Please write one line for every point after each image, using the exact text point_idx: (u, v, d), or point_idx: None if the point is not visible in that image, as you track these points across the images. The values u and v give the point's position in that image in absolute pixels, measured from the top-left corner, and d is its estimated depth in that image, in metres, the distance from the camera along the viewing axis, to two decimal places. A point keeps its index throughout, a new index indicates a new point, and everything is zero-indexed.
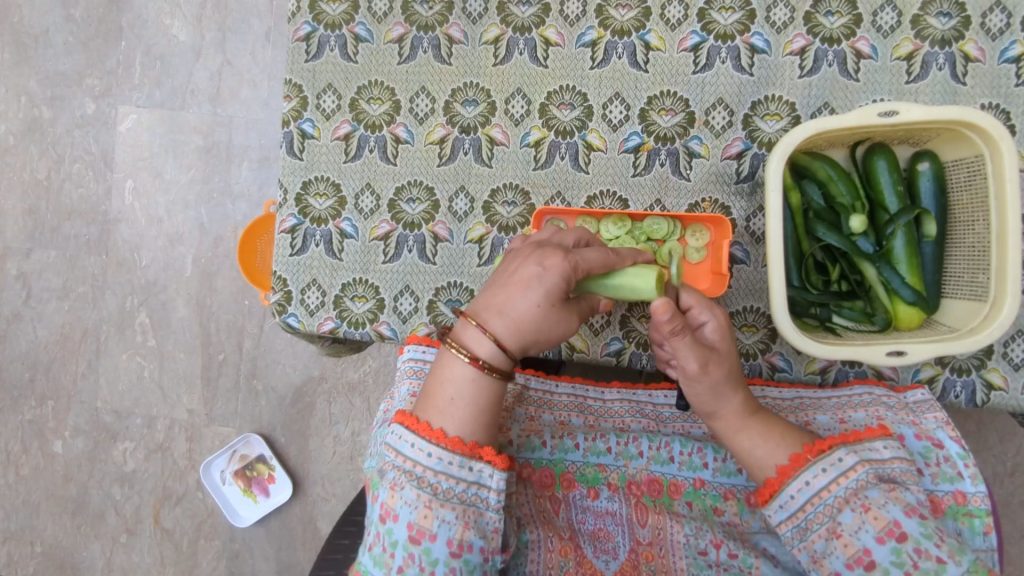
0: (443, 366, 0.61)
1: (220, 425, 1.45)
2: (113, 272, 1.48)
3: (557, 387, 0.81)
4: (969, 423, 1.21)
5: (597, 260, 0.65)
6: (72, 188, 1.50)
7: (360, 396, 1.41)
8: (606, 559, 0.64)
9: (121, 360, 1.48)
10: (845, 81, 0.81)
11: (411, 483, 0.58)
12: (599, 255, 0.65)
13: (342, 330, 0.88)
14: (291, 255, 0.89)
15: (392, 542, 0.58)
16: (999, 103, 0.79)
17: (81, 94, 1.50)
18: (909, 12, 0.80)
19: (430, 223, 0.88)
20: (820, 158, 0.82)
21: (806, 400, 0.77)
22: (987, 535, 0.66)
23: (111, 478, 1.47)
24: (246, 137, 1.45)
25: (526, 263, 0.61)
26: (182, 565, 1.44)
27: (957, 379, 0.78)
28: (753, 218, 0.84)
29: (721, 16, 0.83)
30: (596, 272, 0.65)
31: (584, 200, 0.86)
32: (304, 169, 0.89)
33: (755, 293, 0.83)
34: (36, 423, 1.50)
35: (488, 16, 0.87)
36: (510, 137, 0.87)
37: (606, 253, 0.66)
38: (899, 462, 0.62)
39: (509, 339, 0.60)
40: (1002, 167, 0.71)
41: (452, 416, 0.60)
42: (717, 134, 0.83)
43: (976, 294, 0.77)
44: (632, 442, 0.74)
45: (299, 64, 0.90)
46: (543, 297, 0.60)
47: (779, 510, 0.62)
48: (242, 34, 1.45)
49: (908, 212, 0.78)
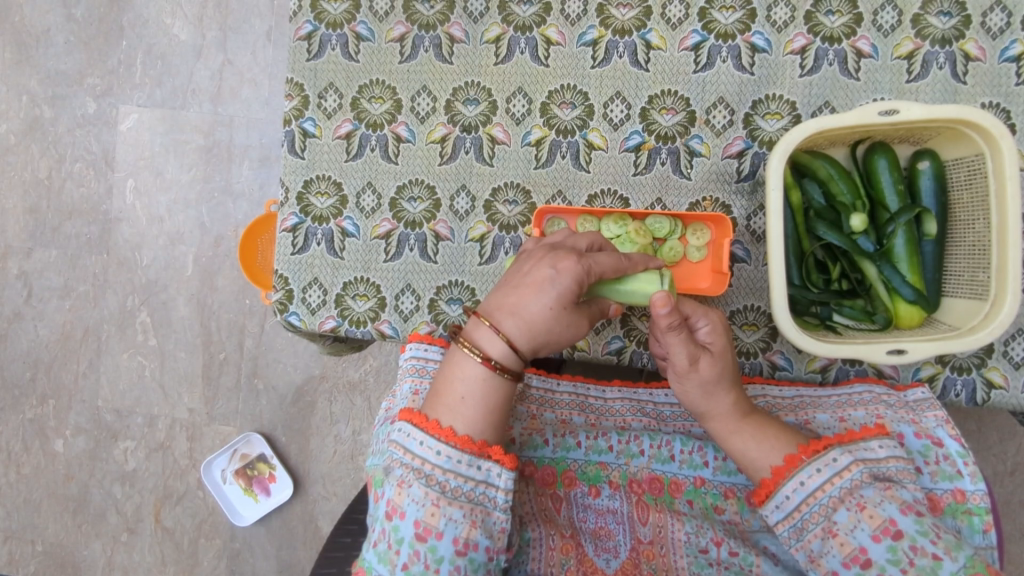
0: (454, 363, 0.62)
1: (220, 424, 1.45)
2: (113, 272, 1.48)
3: (558, 385, 0.81)
4: (969, 422, 1.21)
5: (612, 265, 0.65)
6: (72, 187, 1.50)
7: (360, 396, 1.41)
8: (607, 558, 0.64)
9: (121, 359, 1.49)
10: (845, 80, 0.82)
11: (420, 480, 0.58)
12: (613, 260, 0.65)
13: (343, 329, 0.88)
14: (292, 253, 0.89)
15: (398, 540, 0.58)
16: (999, 103, 0.79)
17: (81, 93, 1.50)
18: (910, 12, 0.80)
19: (432, 222, 0.88)
20: (820, 157, 0.82)
21: (806, 398, 0.77)
22: (987, 534, 0.66)
23: (111, 477, 1.47)
24: (247, 137, 1.45)
25: (539, 265, 0.62)
26: (183, 564, 1.44)
27: (957, 378, 0.79)
28: (754, 217, 0.84)
29: (722, 15, 0.83)
30: (608, 276, 0.65)
31: (585, 198, 0.87)
32: (305, 168, 0.89)
33: (756, 292, 0.83)
34: (36, 422, 1.50)
35: (489, 15, 0.87)
36: (510, 137, 0.87)
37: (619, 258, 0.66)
38: (896, 461, 0.63)
39: (520, 341, 0.61)
40: (1002, 166, 0.72)
41: (462, 414, 0.60)
42: (718, 133, 0.84)
43: (976, 292, 0.77)
44: (633, 441, 0.74)
45: (300, 64, 0.90)
46: (555, 300, 0.61)
47: (776, 510, 0.62)
48: (243, 33, 1.45)
49: (908, 212, 0.79)
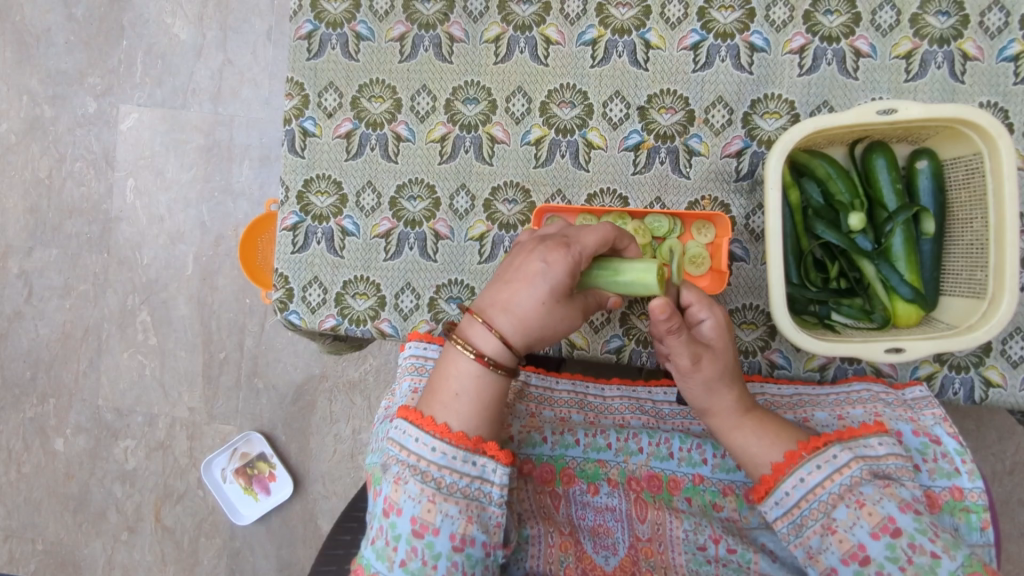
0: (449, 360, 0.62)
1: (221, 423, 1.45)
2: (114, 270, 1.49)
3: (558, 383, 0.81)
4: (968, 421, 1.22)
5: (597, 241, 0.65)
6: (73, 186, 1.50)
7: (360, 394, 1.41)
8: (606, 555, 0.65)
9: (121, 358, 1.49)
10: (844, 80, 0.82)
11: (415, 476, 0.58)
12: (597, 235, 0.65)
13: (343, 327, 0.89)
14: (293, 252, 0.89)
15: (396, 536, 0.58)
16: (997, 102, 0.80)
17: (82, 92, 1.50)
18: (908, 11, 0.81)
19: (431, 221, 0.88)
20: (818, 156, 0.82)
21: (805, 396, 0.77)
22: (984, 531, 0.66)
23: (111, 475, 1.48)
24: (247, 136, 1.45)
25: (530, 259, 0.62)
26: (183, 563, 1.45)
27: (955, 376, 0.79)
28: (753, 216, 0.84)
29: (721, 15, 0.83)
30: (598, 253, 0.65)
31: (585, 197, 0.87)
32: (306, 166, 0.90)
33: (755, 291, 0.84)
34: (37, 420, 1.51)
35: (489, 14, 0.87)
36: (510, 135, 0.87)
37: (604, 229, 0.66)
38: (894, 459, 0.63)
39: (515, 336, 0.61)
40: (1001, 165, 0.72)
41: (456, 411, 0.61)
42: (717, 133, 0.84)
43: (974, 291, 0.77)
44: (632, 438, 0.74)
45: (300, 63, 0.90)
46: (547, 294, 0.61)
47: (775, 506, 0.62)
48: (243, 33, 1.45)
49: (907, 211, 0.79)
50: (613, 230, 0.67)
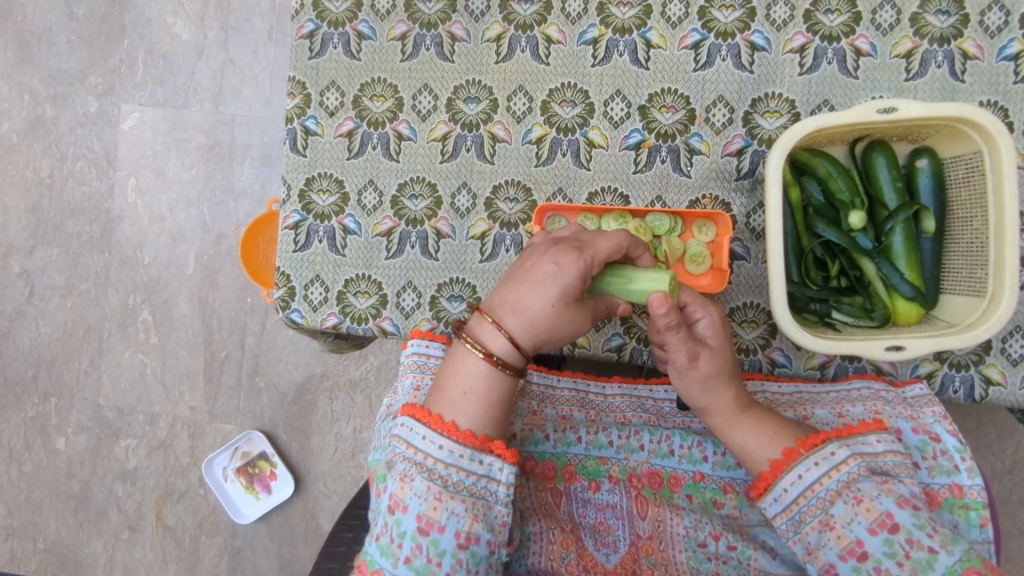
0: (456, 359, 0.62)
1: (222, 422, 1.46)
2: (116, 269, 1.49)
3: (559, 382, 0.82)
4: (968, 420, 1.22)
5: (610, 248, 0.66)
6: (75, 186, 1.50)
7: (361, 393, 1.42)
8: (607, 552, 0.66)
9: (122, 357, 1.49)
10: (845, 78, 0.82)
11: (421, 474, 0.59)
12: (612, 241, 0.66)
13: (345, 326, 0.89)
14: (294, 251, 0.90)
15: (401, 533, 0.58)
16: (997, 100, 0.80)
17: (83, 92, 1.50)
18: (908, 10, 0.81)
19: (432, 220, 0.89)
20: (819, 154, 0.82)
21: (805, 394, 0.78)
22: (983, 528, 0.67)
23: (112, 474, 1.48)
24: (248, 135, 1.45)
25: (541, 261, 0.63)
26: (184, 562, 1.45)
27: (954, 375, 0.79)
28: (754, 214, 0.85)
29: (721, 14, 0.83)
30: (612, 259, 0.66)
31: (586, 196, 0.87)
32: (307, 165, 0.90)
33: (755, 289, 0.84)
34: (38, 420, 1.51)
35: (490, 13, 0.88)
36: (511, 134, 0.88)
37: (619, 235, 0.67)
38: (893, 456, 0.63)
39: (522, 337, 0.62)
40: (1001, 164, 0.72)
41: (463, 409, 0.61)
42: (718, 131, 0.84)
43: (975, 290, 0.77)
44: (633, 436, 0.74)
45: (302, 62, 0.90)
46: (557, 296, 0.61)
47: (773, 503, 0.62)
48: (243, 32, 1.46)
49: (907, 209, 0.79)
50: (627, 238, 0.68)
